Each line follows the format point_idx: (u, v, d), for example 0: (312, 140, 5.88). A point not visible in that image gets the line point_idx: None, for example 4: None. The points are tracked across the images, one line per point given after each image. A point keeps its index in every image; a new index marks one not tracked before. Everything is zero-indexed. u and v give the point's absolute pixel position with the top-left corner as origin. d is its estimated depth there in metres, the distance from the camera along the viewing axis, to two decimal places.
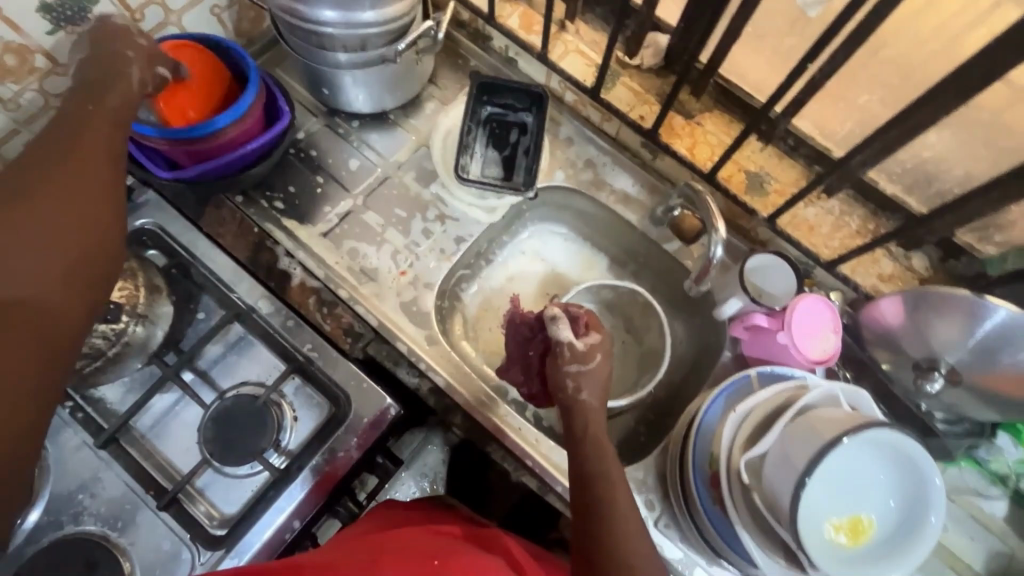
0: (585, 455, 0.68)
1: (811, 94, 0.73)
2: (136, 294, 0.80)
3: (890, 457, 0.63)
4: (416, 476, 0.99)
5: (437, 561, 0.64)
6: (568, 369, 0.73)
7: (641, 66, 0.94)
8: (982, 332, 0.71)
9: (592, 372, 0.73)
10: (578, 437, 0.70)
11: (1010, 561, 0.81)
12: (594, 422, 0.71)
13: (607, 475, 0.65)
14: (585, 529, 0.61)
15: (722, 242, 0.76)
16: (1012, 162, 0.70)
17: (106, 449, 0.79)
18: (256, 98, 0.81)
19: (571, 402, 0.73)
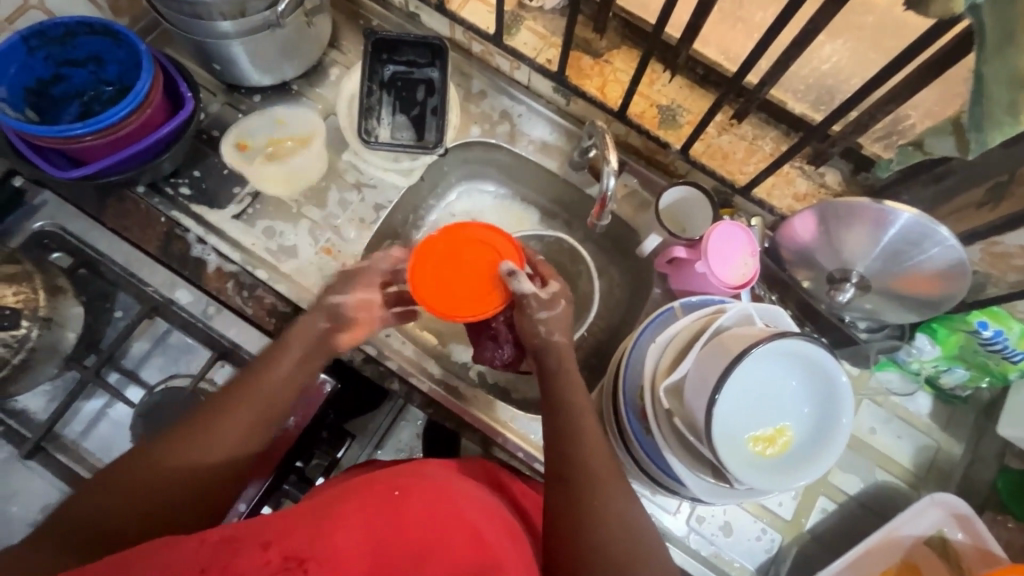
0: (562, 402, 0.67)
1: (705, 17, 0.72)
2: (35, 298, 0.74)
3: (802, 366, 0.65)
4: (392, 452, 1.02)
5: (398, 492, 0.55)
6: (537, 316, 0.73)
7: (544, 7, 0.91)
8: (888, 238, 0.73)
9: (559, 318, 0.73)
10: (549, 376, 0.71)
11: (936, 453, 0.85)
12: (568, 360, 0.72)
13: (577, 422, 0.66)
14: (560, 461, 0.63)
15: (614, 173, 0.74)
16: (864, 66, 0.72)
17: (33, 458, 0.77)
18: (154, 81, 0.76)
19: (543, 345, 0.72)
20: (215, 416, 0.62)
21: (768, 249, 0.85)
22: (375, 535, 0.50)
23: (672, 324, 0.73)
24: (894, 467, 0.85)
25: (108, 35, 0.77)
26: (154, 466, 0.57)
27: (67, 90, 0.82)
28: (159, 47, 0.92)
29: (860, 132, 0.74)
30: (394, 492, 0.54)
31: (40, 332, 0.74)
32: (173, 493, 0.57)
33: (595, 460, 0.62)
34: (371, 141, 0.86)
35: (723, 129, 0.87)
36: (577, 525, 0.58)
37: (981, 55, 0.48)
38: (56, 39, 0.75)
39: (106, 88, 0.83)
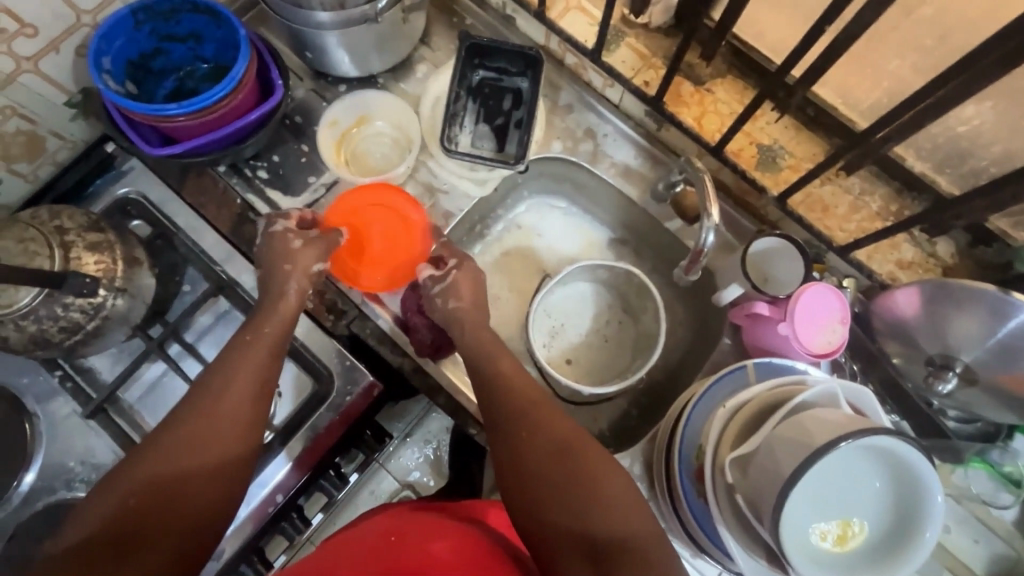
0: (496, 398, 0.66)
1: (834, 61, 0.66)
2: (114, 267, 0.76)
3: (887, 465, 0.59)
4: (421, 442, 1.03)
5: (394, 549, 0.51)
6: (432, 292, 0.77)
7: (648, 25, 0.86)
8: (1005, 331, 0.65)
9: (455, 286, 0.76)
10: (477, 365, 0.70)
11: (1013, 564, 0.78)
12: (471, 330, 0.73)
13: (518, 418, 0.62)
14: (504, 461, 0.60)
15: (714, 228, 0.69)
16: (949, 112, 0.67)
17: (95, 419, 0.80)
18: (249, 66, 0.75)
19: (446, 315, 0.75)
20: (207, 405, 0.59)
21: (858, 315, 0.78)
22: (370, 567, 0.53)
23: (747, 389, 0.68)
24: (964, 572, 0.77)
25: (211, 15, 0.77)
26: (151, 468, 0.53)
27: (165, 64, 0.83)
28: (254, 28, 0.92)
29: (993, 209, 0.66)
30: (390, 537, 0.57)
31: (114, 302, 0.75)
32: (181, 495, 0.53)
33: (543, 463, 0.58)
34: (452, 151, 0.83)
35: (828, 180, 0.80)
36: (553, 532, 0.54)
37: None
38: (161, 14, 0.76)
39: (202, 65, 0.84)
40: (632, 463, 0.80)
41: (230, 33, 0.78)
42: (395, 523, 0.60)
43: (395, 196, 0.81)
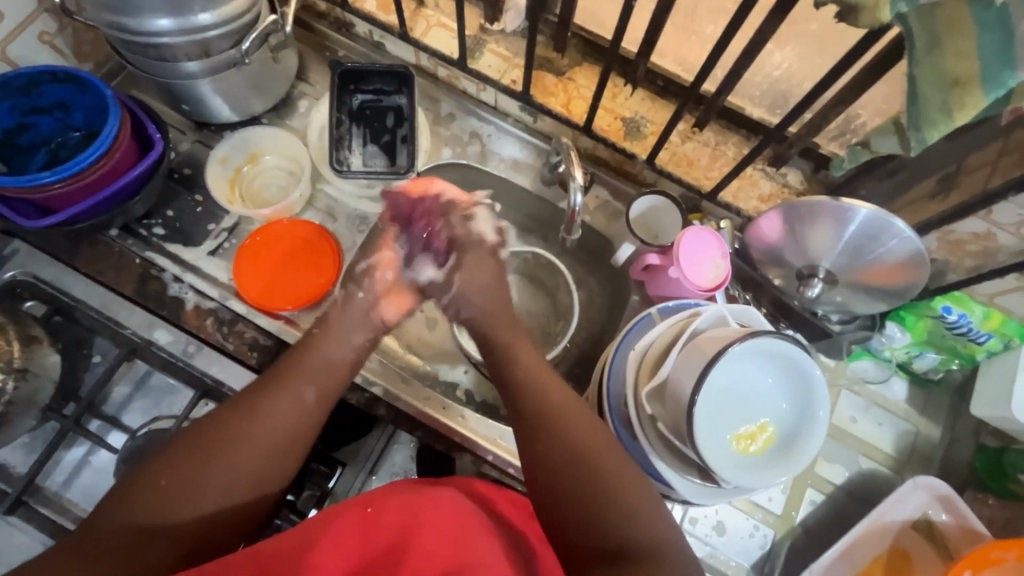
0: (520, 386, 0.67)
1: (659, 32, 0.75)
2: (10, 350, 0.73)
3: (776, 362, 0.67)
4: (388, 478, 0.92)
5: (370, 508, 0.57)
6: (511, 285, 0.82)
7: (505, 30, 0.93)
8: (849, 233, 0.76)
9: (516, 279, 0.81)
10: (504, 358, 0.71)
11: (916, 438, 0.88)
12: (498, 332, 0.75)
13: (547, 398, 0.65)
14: (545, 435, 0.62)
15: (581, 188, 0.76)
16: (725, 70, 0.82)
17: (15, 514, 0.75)
18: (121, 125, 0.76)
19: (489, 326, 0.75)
20: (284, 398, 0.63)
21: (738, 250, 0.87)
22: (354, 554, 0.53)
23: (651, 329, 0.75)
24: (876, 454, 0.87)
25: (72, 82, 0.77)
26: (213, 471, 0.57)
27: (34, 138, 0.82)
28: (125, 90, 0.93)
29: (814, 133, 0.77)
30: (367, 508, 0.57)
31: (15, 384, 0.72)
32: (226, 504, 0.57)
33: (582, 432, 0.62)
34: (343, 171, 0.87)
35: (687, 137, 0.89)
36: (589, 507, 0.56)
37: (914, 58, 0.51)
38: (19, 89, 0.75)
39: (74, 134, 0.83)
40: None
41: (94, 96, 0.78)
42: (369, 492, 0.60)
43: (304, 227, 0.89)
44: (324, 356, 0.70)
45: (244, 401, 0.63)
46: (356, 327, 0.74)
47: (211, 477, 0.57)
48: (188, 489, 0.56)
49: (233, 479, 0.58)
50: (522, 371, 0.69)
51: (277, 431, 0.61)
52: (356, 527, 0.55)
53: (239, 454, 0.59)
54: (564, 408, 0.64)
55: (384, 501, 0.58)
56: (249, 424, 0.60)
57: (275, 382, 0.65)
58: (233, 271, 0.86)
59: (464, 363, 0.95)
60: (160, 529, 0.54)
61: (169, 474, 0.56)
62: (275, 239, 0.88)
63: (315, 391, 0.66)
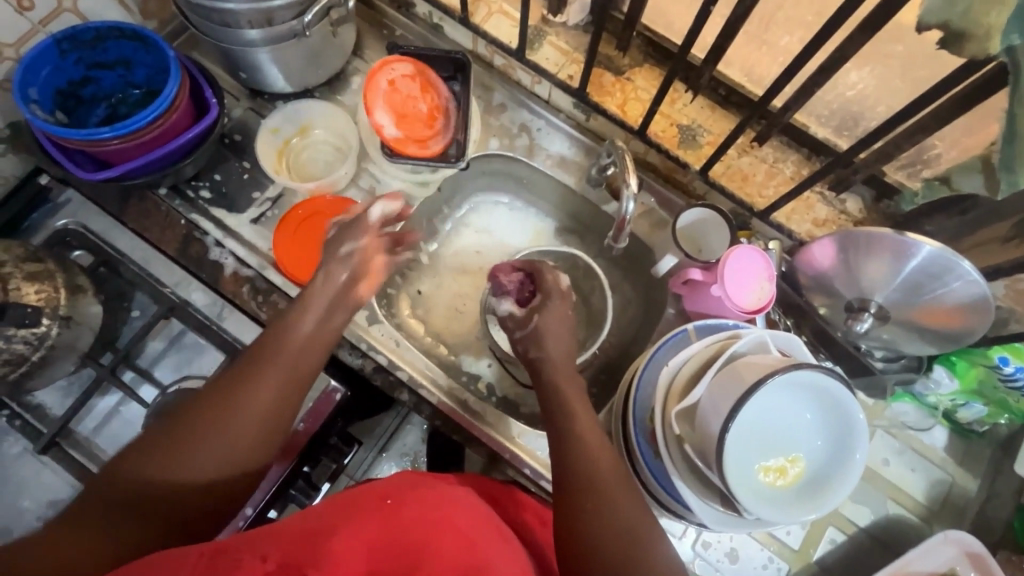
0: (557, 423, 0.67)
1: (731, 40, 0.72)
2: (57, 295, 0.74)
3: (814, 395, 0.64)
4: (397, 457, 1.00)
5: (389, 500, 0.57)
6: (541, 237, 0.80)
7: (567, 23, 0.91)
8: (908, 269, 0.72)
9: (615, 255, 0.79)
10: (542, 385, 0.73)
11: (950, 488, 0.84)
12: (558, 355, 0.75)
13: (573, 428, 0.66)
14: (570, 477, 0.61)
15: (634, 196, 0.74)
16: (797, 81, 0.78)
17: (47, 453, 0.77)
18: (180, 87, 0.77)
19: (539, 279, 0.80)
20: (265, 366, 0.63)
21: (785, 273, 0.84)
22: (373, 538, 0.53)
23: (686, 348, 0.73)
24: (906, 500, 0.83)
25: (137, 40, 0.78)
26: (197, 446, 0.57)
27: (96, 92, 0.83)
28: (187, 52, 0.93)
29: (883, 162, 0.73)
30: (386, 500, 0.56)
31: (58, 331, 0.74)
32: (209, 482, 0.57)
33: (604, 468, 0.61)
34: (393, 154, 0.86)
35: (744, 151, 0.86)
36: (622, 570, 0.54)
37: (1014, 94, 0.47)
38: (87, 43, 0.77)
39: (134, 91, 0.84)
40: None
41: (157, 55, 0.79)
42: (387, 485, 0.59)
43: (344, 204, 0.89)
44: (314, 329, 0.69)
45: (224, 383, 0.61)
46: (334, 306, 0.72)
47: (198, 454, 0.56)
48: (174, 465, 0.56)
49: (222, 460, 0.58)
50: (563, 406, 0.68)
51: (263, 411, 0.61)
52: (375, 513, 0.55)
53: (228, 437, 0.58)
54: (590, 443, 0.64)
55: (404, 496, 0.57)
56: (235, 399, 0.60)
57: (252, 366, 0.63)
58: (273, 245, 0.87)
59: (488, 356, 0.95)
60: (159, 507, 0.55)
61: (166, 460, 0.56)
62: (316, 214, 0.89)
63: (289, 372, 0.64)
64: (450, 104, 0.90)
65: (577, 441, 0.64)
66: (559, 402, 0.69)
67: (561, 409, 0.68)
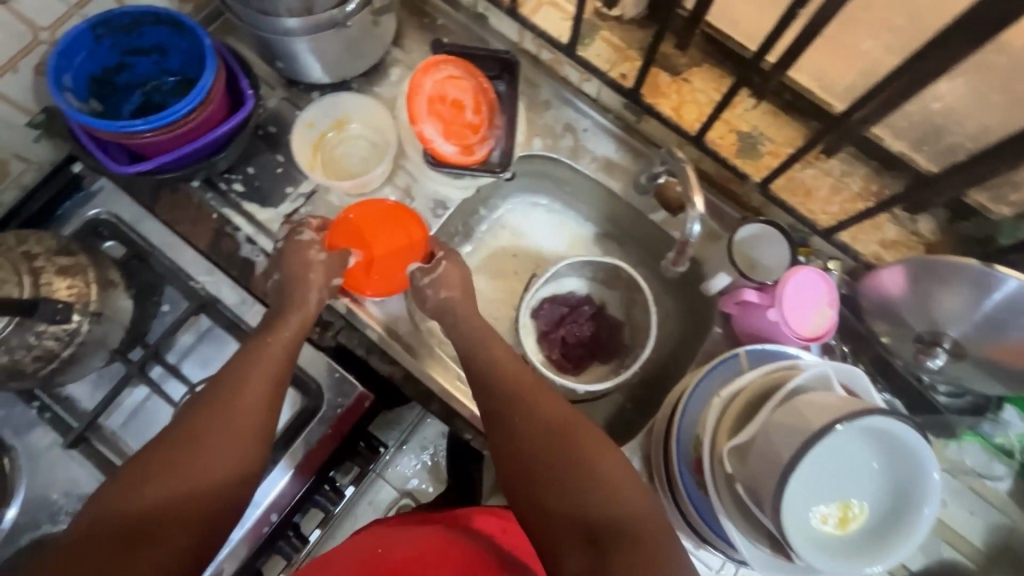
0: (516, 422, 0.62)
1: (808, 43, 0.66)
2: (88, 291, 0.73)
3: (881, 442, 0.59)
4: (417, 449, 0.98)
5: (380, 549, 0.61)
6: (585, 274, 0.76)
7: (622, 17, 0.85)
8: (990, 304, 0.65)
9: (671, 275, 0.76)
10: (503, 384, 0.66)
11: (1011, 535, 0.79)
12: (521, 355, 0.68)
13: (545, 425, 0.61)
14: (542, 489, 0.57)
15: (701, 218, 0.69)
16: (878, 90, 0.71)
17: (76, 447, 0.77)
18: (216, 77, 0.73)
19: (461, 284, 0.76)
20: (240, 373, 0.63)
21: (845, 295, 0.79)
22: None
23: (741, 376, 0.68)
24: (963, 545, 0.78)
25: (173, 26, 0.74)
26: (188, 454, 0.56)
27: (131, 79, 0.80)
28: (221, 37, 0.89)
29: (971, 184, 0.67)
30: (375, 550, 0.61)
31: (89, 327, 0.72)
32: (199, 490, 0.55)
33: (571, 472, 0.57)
34: (437, 163, 0.82)
35: (809, 163, 0.80)
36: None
37: None
38: (122, 28, 0.73)
39: (169, 79, 0.81)
40: (633, 458, 0.79)
41: (193, 42, 0.76)
42: (378, 536, 0.64)
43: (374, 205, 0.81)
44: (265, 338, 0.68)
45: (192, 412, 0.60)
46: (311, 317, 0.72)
47: (190, 464, 0.56)
48: (166, 476, 0.55)
49: (201, 477, 0.56)
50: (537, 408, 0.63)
51: (226, 429, 0.58)
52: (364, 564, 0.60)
53: (195, 460, 0.56)
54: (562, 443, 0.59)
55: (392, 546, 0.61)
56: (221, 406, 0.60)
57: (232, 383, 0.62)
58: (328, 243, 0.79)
59: None
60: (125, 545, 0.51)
61: (130, 489, 0.54)
62: (371, 218, 0.81)
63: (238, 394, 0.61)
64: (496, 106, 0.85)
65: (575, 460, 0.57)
66: (530, 408, 0.62)
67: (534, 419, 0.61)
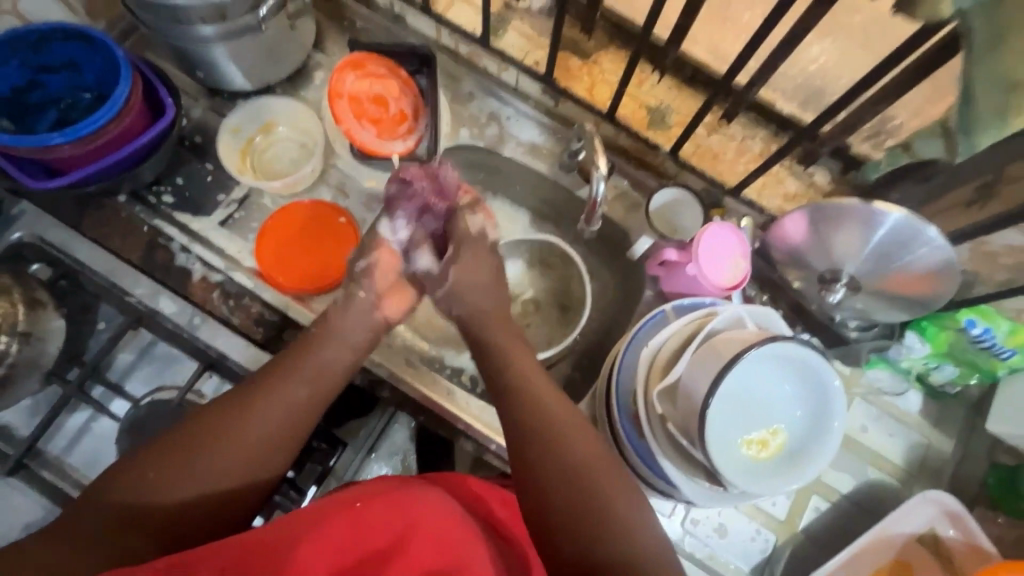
0: (511, 391, 0.65)
1: (692, 18, 0.72)
2: (14, 312, 0.72)
3: (789, 368, 0.65)
4: None
5: (359, 503, 0.56)
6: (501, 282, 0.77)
7: (531, 8, 0.91)
8: (877, 239, 0.73)
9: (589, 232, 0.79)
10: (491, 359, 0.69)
11: (927, 451, 0.86)
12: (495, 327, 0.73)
13: (531, 389, 0.64)
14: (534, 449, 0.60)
15: (604, 178, 0.73)
16: (763, 57, 0.78)
17: (16, 476, 0.74)
18: (132, 88, 0.74)
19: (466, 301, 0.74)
20: (299, 380, 0.64)
21: (759, 249, 0.84)
22: (341, 546, 0.54)
23: (665, 328, 0.73)
24: (885, 465, 0.85)
25: (83, 40, 0.75)
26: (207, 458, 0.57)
27: (44, 97, 0.80)
28: (138, 53, 0.90)
29: (848, 133, 0.74)
30: (355, 505, 0.56)
31: (18, 348, 0.72)
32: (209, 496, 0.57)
33: (570, 434, 0.60)
34: (364, 156, 0.86)
35: (713, 130, 0.86)
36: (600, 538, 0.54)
37: (968, 59, 0.48)
38: (29, 45, 0.74)
39: (84, 95, 0.81)
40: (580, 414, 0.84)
41: (105, 54, 0.76)
42: (359, 487, 0.58)
43: (313, 215, 0.88)
44: (328, 348, 0.68)
45: (240, 394, 0.62)
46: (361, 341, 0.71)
47: (205, 467, 0.57)
48: (186, 471, 0.56)
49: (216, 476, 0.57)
50: (518, 376, 0.66)
51: (244, 443, 0.59)
52: (343, 523, 0.55)
53: (208, 460, 0.57)
54: (558, 407, 0.63)
55: (373, 496, 0.57)
56: (245, 412, 0.60)
57: (262, 393, 0.62)
58: (256, 241, 0.86)
59: (470, 349, 0.94)
60: (147, 516, 0.54)
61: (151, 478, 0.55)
62: (293, 221, 0.87)
63: (314, 393, 0.64)
64: (421, 104, 0.88)
65: (539, 436, 0.60)
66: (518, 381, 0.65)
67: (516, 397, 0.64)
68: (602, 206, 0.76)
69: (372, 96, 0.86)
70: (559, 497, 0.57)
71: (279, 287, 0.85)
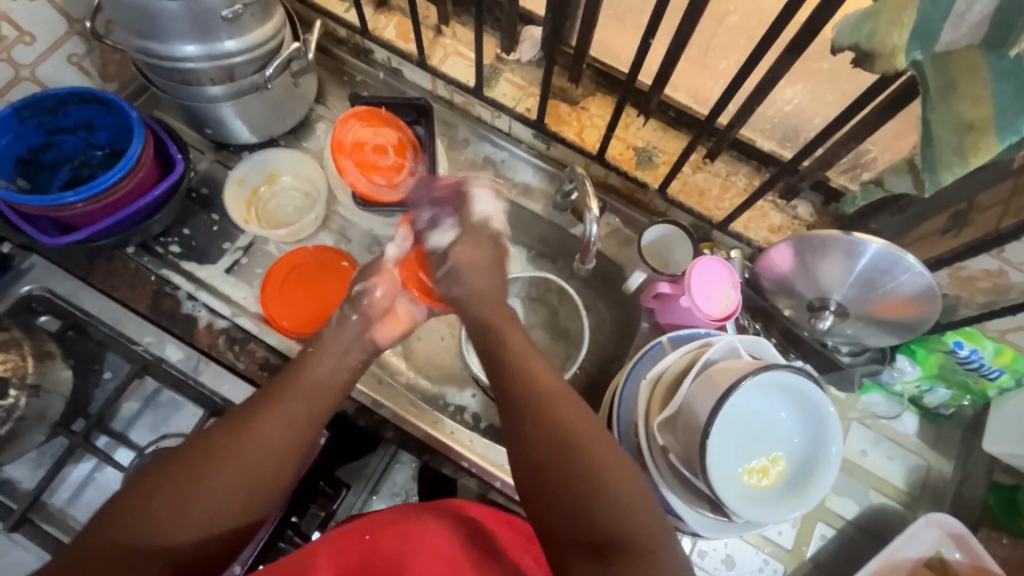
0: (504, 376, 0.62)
1: (672, 68, 0.77)
2: (24, 365, 0.73)
3: (787, 395, 0.67)
4: (388, 499, 0.93)
5: (369, 536, 0.61)
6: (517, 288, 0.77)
7: (520, 60, 0.95)
8: (860, 267, 0.76)
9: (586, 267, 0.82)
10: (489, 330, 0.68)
11: (928, 473, 0.87)
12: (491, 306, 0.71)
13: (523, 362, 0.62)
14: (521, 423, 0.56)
15: (597, 219, 0.77)
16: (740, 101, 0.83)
17: (19, 531, 0.73)
18: (144, 147, 0.77)
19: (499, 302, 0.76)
20: (295, 396, 0.64)
21: (748, 279, 0.87)
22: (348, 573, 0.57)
23: (663, 359, 0.75)
24: (888, 488, 0.86)
25: (99, 104, 0.79)
26: (208, 480, 0.54)
27: (57, 156, 0.83)
28: (148, 111, 0.95)
29: (826, 168, 0.78)
30: (366, 537, 0.60)
31: (27, 401, 0.72)
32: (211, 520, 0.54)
33: (560, 403, 0.56)
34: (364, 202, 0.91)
35: (698, 167, 0.91)
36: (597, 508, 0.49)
37: (924, 104, 0.53)
38: (46, 109, 0.77)
39: (97, 152, 0.85)
40: None
41: (119, 115, 0.80)
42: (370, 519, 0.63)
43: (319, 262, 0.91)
44: (323, 367, 0.68)
45: (235, 417, 0.60)
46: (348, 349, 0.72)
47: (206, 490, 0.54)
48: (185, 494, 0.53)
49: (216, 499, 0.54)
50: (511, 354, 0.63)
51: (245, 458, 0.57)
52: (356, 552, 0.59)
53: (208, 479, 0.55)
54: (552, 386, 0.58)
55: (382, 529, 0.61)
56: (244, 430, 0.58)
57: (259, 411, 0.61)
58: (263, 288, 0.88)
59: (472, 387, 0.95)
60: (153, 557, 0.51)
61: (142, 511, 0.52)
62: (298, 265, 0.91)
63: (309, 408, 0.64)
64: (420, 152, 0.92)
65: (538, 415, 0.56)
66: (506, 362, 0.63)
67: (520, 389, 0.59)
68: (597, 244, 0.79)
69: (375, 146, 0.91)
70: (547, 468, 0.52)
71: (283, 330, 0.86)
